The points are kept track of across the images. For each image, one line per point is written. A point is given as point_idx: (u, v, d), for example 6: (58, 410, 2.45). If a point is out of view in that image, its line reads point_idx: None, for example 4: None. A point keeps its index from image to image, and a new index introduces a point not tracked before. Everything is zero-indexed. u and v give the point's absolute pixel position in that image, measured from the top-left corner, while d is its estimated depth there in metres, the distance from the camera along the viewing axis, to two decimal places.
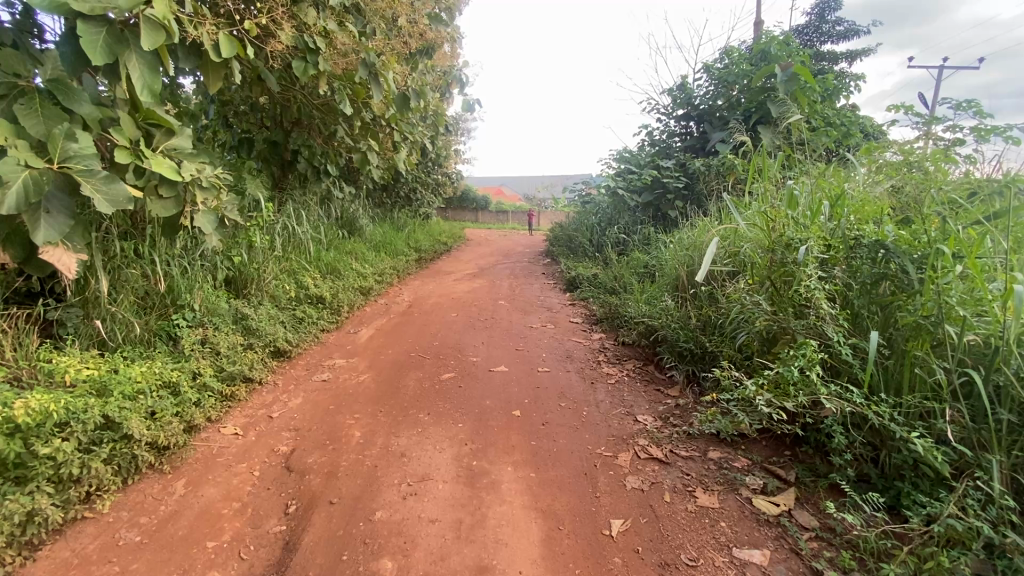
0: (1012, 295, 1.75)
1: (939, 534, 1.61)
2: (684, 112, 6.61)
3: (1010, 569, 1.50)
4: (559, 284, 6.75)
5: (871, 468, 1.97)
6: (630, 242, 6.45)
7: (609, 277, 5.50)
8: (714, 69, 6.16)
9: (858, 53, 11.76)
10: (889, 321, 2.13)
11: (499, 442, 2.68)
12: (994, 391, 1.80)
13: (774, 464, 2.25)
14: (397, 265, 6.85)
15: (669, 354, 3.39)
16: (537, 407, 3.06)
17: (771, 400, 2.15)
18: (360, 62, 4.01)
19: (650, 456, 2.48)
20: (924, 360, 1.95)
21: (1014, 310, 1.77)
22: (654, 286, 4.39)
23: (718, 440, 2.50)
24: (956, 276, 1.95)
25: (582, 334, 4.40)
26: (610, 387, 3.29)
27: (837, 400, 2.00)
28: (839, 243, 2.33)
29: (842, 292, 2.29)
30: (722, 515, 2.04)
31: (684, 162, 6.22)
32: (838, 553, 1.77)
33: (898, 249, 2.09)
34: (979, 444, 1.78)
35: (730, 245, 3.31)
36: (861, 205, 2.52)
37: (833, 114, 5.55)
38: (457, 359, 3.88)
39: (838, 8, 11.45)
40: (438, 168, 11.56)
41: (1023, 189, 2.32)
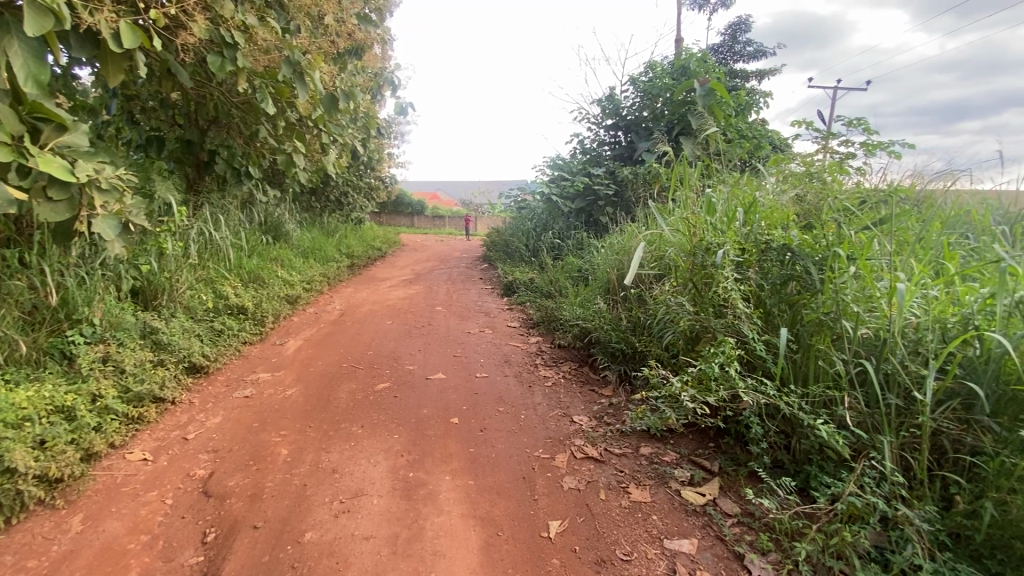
0: (896, 292, 1.97)
1: (842, 512, 1.77)
2: (613, 122, 6.87)
3: (902, 538, 1.69)
4: (496, 288, 6.78)
5: (784, 455, 2.13)
6: (564, 247, 6.61)
7: (545, 281, 5.58)
8: (640, 82, 6.46)
9: (767, 72, 12.75)
10: (796, 317, 2.31)
11: (438, 451, 2.64)
12: (884, 378, 2.00)
13: (700, 456, 2.38)
14: (328, 272, 6.57)
15: (603, 355, 3.49)
16: (475, 413, 3.04)
17: (694, 395, 2.25)
18: (283, 59, 3.84)
19: (586, 456, 2.53)
20: (826, 352, 2.14)
21: (898, 305, 1.98)
22: (587, 289, 4.52)
23: (650, 437, 2.60)
24: (850, 276, 2.17)
25: (519, 338, 4.43)
26: (547, 390, 3.34)
27: (753, 393, 2.14)
28: (752, 246, 2.51)
29: (756, 293, 2.46)
30: (653, 508, 2.12)
31: (614, 170, 6.47)
32: (757, 536, 1.90)
33: (802, 253, 2.29)
34: (875, 427, 1.96)
35: (655, 249, 3.48)
36: (770, 211, 2.71)
37: (746, 128, 6.00)
38: (392, 368, 3.78)
39: (749, 31, 12.40)
40: (371, 172, 11.26)
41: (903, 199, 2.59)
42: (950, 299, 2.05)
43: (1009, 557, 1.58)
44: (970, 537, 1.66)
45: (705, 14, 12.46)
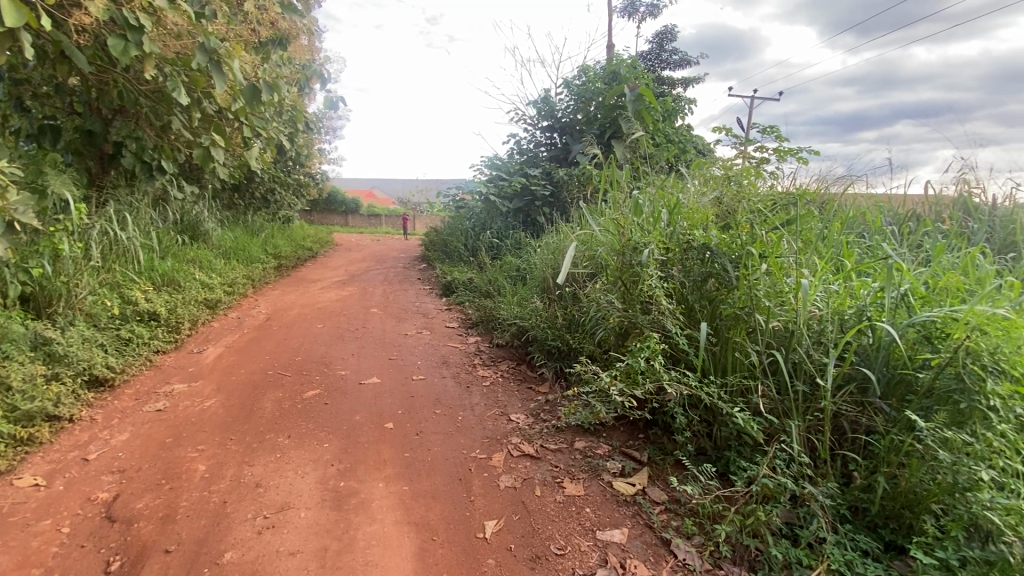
0: (802, 287, 2.13)
1: (757, 493, 1.89)
2: (549, 124, 6.98)
3: (808, 514, 1.83)
4: (434, 288, 6.69)
5: (706, 442, 2.25)
6: (502, 246, 6.64)
7: (484, 281, 5.57)
8: (573, 85, 6.61)
9: (691, 81, 13.47)
10: (715, 312, 2.44)
11: (371, 458, 2.56)
12: (792, 366, 2.16)
13: (631, 447, 2.46)
14: (253, 274, 6.20)
15: (540, 353, 3.53)
16: (411, 417, 2.98)
17: (623, 389, 2.33)
18: (198, 46, 3.53)
19: (522, 453, 2.56)
20: (741, 344, 2.28)
21: (803, 299, 2.14)
22: (524, 288, 4.58)
23: (584, 432, 2.65)
24: (762, 273, 2.33)
25: (457, 338, 4.41)
26: (485, 389, 3.34)
27: (677, 384, 2.25)
28: (674, 246, 2.64)
29: (678, 290, 2.58)
30: (586, 501, 2.17)
31: (550, 171, 6.58)
32: (682, 521, 2.00)
33: (720, 252, 2.43)
34: (785, 412, 2.11)
35: (587, 249, 3.57)
36: (692, 212, 2.86)
37: (673, 133, 6.31)
38: (323, 373, 3.63)
39: (675, 40, 13.02)
40: (299, 168, 10.74)
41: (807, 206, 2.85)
42: (847, 293, 2.25)
43: (899, 525, 1.76)
44: (867, 509, 1.83)
45: (634, 22, 12.94)
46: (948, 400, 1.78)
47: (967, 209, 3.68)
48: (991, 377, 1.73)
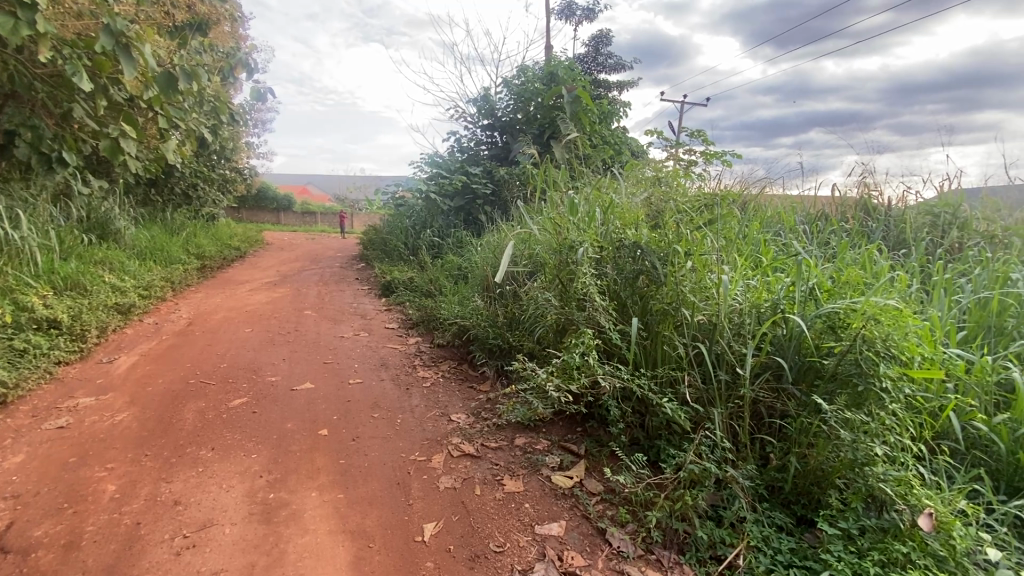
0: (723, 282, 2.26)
1: (685, 478, 1.99)
2: (489, 122, 6.98)
3: (731, 495, 1.95)
4: (373, 289, 6.52)
5: (638, 432, 2.34)
6: (443, 245, 6.57)
7: (424, 280, 5.48)
8: (513, 85, 6.64)
9: (626, 84, 13.93)
10: (645, 308, 2.54)
11: (303, 467, 2.46)
12: (716, 357, 2.29)
13: (569, 441, 2.52)
14: (172, 275, 5.76)
15: (480, 352, 3.53)
16: (347, 422, 2.89)
17: (559, 384, 2.37)
18: (101, 27, 3.21)
19: (462, 453, 2.55)
20: (670, 338, 2.38)
21: (725, 294, 2.28)
22: (465, 287, 4.55)
23: (524, 428, 2.68)
24: (688, 269, 2.46)
25: (397, 339, 4.32)
26: (425, 391, 3.29)
27: (610, 378, 2.32)
28: (608, 244, 2.72)
29: (611, 287, 2.66)
30: (525, 497, 2.20)
31: (490, 170, 6.59)
32: (617, 510, 2.07)
33: (650, 250, 2.54)
34: (709, 401, 2.23)
35: (526, 248, 3.61)
36: (624, 212, 2.96)
37: (609, 135, 6.51)
38: (251, 380, 3.43)
39: (610, 44, 13.40)
40: (224, 162, 10.09)
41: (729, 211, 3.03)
42: (764, 287, 2.42)
43: (809, 500, 1.92)
44: (782, 487, 1.97)
45: (571, 24, 13.19)
46: (849, 383, 1.95)
47: (866, 209, 4.06)
48: (883, 361, 1.91)
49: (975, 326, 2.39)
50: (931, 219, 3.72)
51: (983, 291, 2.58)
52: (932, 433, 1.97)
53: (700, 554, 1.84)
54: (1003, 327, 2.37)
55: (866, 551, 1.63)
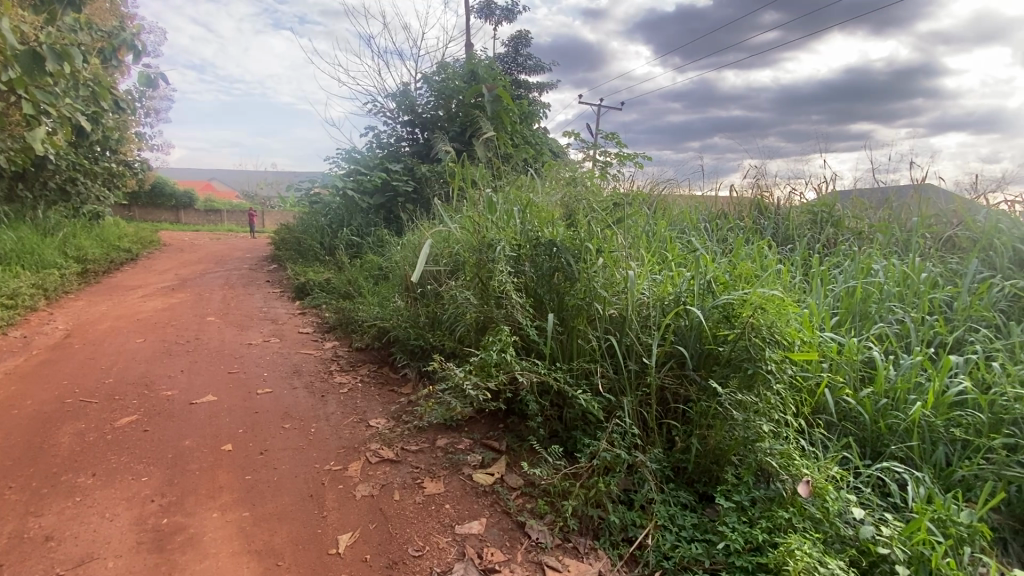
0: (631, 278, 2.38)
1: (599, 466, 2.07)
2: (409, 119, 6.82)
3: (640, 478, 2.06)
4: (285, 291, 6.15)
5: (557, 424, 2.39)
6: (362, 245, 6.34)
7: (341, 281, 5.26)
8: (433, 81, 6.55)
9: (547, 86, 14.25)
10: (560, 303, 2.60)
11: (204, 487, 2.27)
12: (626, 348, 2.40)
13: (490, 438, 2.53)
14: (44, 281, 5.08)
15: (401, 354, 3.44)
16: (254, 435, 2.70)
17: (477, 382, 2.37)
18: None
19: (381, 459, 2.47)
20: (584, 331, 2.46)
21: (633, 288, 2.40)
22: (384, 288, 4.42)
23: (445, 428, 2.66)
24: (598, 266, 2.57)
25: (311, 344, 4.11)
26: (342, 397, 3.16)
27: (527, 373, 2.35)
28: (525, 242, 2.76)
29: (527, 284, 2.68)
30: (445, 498, 2.18)
31: (411, 167, 6.46)
32: (536, 503, 2.11)
33: (564, 248, 2.59)
34: (621, 390, 2.34)
35: (446, 246, 3.58)
36: (540, 211, 3.03)
37: (529, 135, 6.61)
38: (143, 396, 3.11)
39: (530, 45, 13.60)
40: (109, 154, 9.04)
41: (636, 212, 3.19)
42: (668, 282, 2.58)
43: (709, 477, 2.07)
44: (685, 468, 2.11)
45: (491, 24, 13.26)
46: (741, 367, 2.13)
47: (759, 208, 4.45)
48: (768, 346, 2.11)
49: (845, 312, 2.70)
50: (813, 216, 4.15)
51: (851, 280, 2.92)
52: (811, 409, 2.20)
53: (613, 537, 1.92)
54: (867, 312, 2.70)
55: (756, 519, 1.79)
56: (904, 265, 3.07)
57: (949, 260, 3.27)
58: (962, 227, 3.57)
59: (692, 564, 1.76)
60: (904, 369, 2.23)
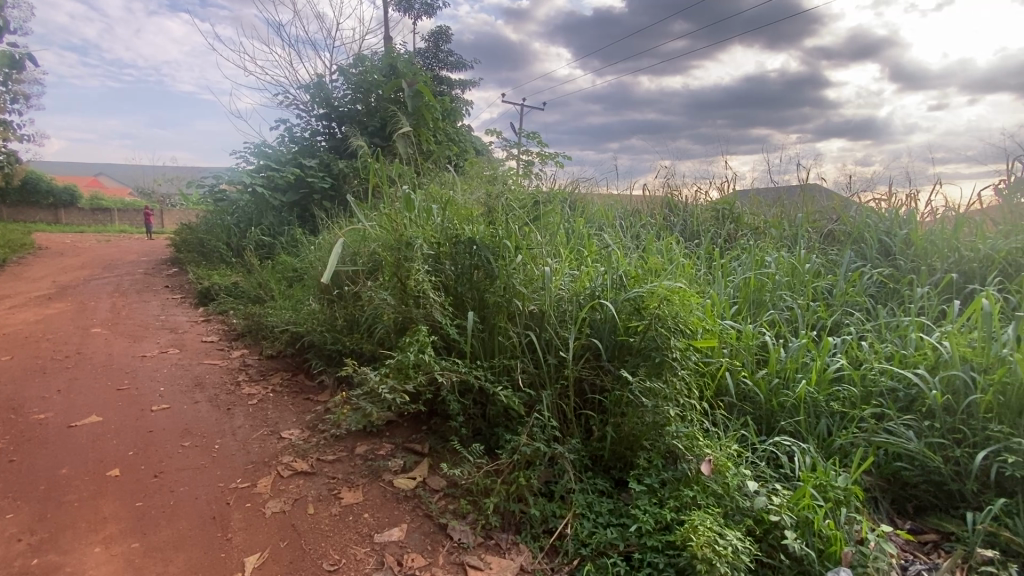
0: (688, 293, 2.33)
1: (520, 461, 2.08)
2: (324, 112, 6.50)
3: (560, 469, 2.10)
4: (187, 297, 5.64)
5: (479, 422, 2.38)
6: (274, 245, 5.96)
7: (250, 284, 4.91)
8: (349, 74, 6.29)
9: (469, 84, 14.16)
10: (480, 301, 2.58)
11: (84, 519, 2.02)
12: (546, 343, 2.44)
13: (413, 441, 2.47)
14: None
15: (317, 359, 3.27)
16: (148, 457, 2.45)
17: (393, 385, 2.30)
18: None
19: (294, 472, 2.34)
20: (504, 328, 2.47)
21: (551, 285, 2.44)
22: (299, 290, 4.18)
23: (365, 434, 2.55)
24: (517, 263, 2.58)
25: (217, 354, 3.79)
26: (251, 409, 2.95)
27: (447, 372, 2.31)
28: (443, 240, 2.71)
29: (446, 283, 2.63)
30: (364, 506, 2.10)
31: (328, 163, 6.16)
32: (458, 503, 2.09)
33: (483, 245, 2.57)
34: (541, 384, 2.37)
35: (362, 245, 3.44)
36: (459, 209, 2.99)
37: (452, 132, 6.53)
38: (8, 422, 2.72)
39: (451, 42, 13.45)
40: None
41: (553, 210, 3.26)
42: (584, 277, 2.66)
43: (624, 463, 2.16)
44: (602, 455, 2.19)
45: (410, 18, 12.95)
46: (650, 357, 2.23)
47: (669, 207, 4.72)
48: (674, 336, 2.23)
49: (743, 301, 2.93)
50: (716, 214, 4.46)
51: (748, 272, 3.18)
52: (714, 392, 2.36)
53: (535, 530, 1.95)
54: (762, 301, 2.94)
55: (665, 499, 1.89)
56: (792, 258, 3.39)
57: (829, 252, 3.64)
58: (838, 223, 4.00)
59: (608, 549, 1.82)
60: (793, 352, 2.45)
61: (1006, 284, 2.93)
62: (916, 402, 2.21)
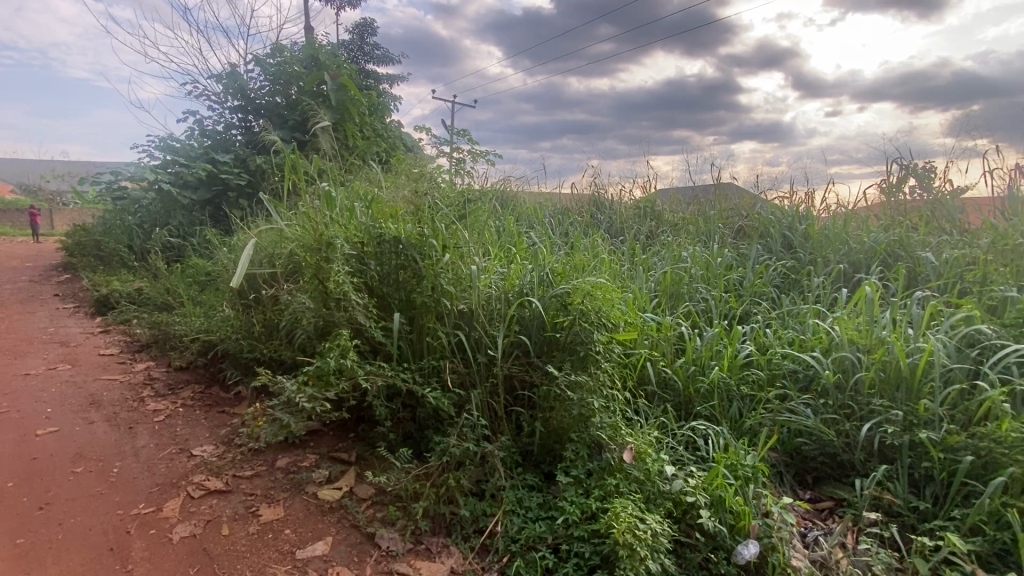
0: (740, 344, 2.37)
1: (451, 462, 2.06)
2: (239, 104, 6.08)
3: (491, 468, 2.10)
4: (81, 305, 5.08)
5: (409, 426, 2.33)
6: (185, 246, 5.52)
7: (157, 290, 4.50)
8: (266, 64, 5.92)
9: (397, 79, 13.81)
10: (408, 302, 2.51)
11: None
12: (476, 342, 2.42)
13: (339, 450, 2.37)
14: None
15: (233, 368, 3.06)
16: (32, 488, 2.18)
17: (313, 394, 2.19)
18: None
19: (206, 491, 2.17)
20: (432, 329, 2.43)
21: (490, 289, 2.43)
22: (212, 295, 3.89)
23: (286, 446, 2.42)
24: (443, 262, 2.54)
25: (117, 368, 3.44)
26: (157, 426, 2.70)
27: (371, 377, 2.23)
28: (367, 239, 2.61)
29: (370, 284, 2.55)
30: (286, 522, 1.99)
31: (244, 158, 5.78)
32: (386, 510, 2.03)
33: (409, 244, 2.50)
34: (471, 383, 2.36)
35: (281, 246, 3.25)
36: (384, 207, 2.90)
37: (380, 127, 6.35)
38: None
39: (377, 35, 13.06)
40: None
41: (480, 207, 3.24)
42: (513, 275, 2.67)
43: (553, 457, 2.20)
44: (532, 451, 2.22)
45: (333, 8, 12.42)
46: (576, 351, 2.29)
47: (596, 204, 4.87)
48: (597, 330, 2.29)
49: (664, 294, 3.08)
50: (639, 211, 4.66)
51: (668, 267, 3.34)
52: (637, 382, 2.46)
53: (465, 531, 1.94)
54: (680, 293, 3.11)
55: (591, 489, 1.95)
56: (707, 253, 3.60)
57: (739, 246, 3.91)
58: (748, 219, 4.30)
59: (537, 543, 1.85)
60: (708, 341, 2.60)
61: (886, 272, 3.28)
62: (813, 382, 2.42)
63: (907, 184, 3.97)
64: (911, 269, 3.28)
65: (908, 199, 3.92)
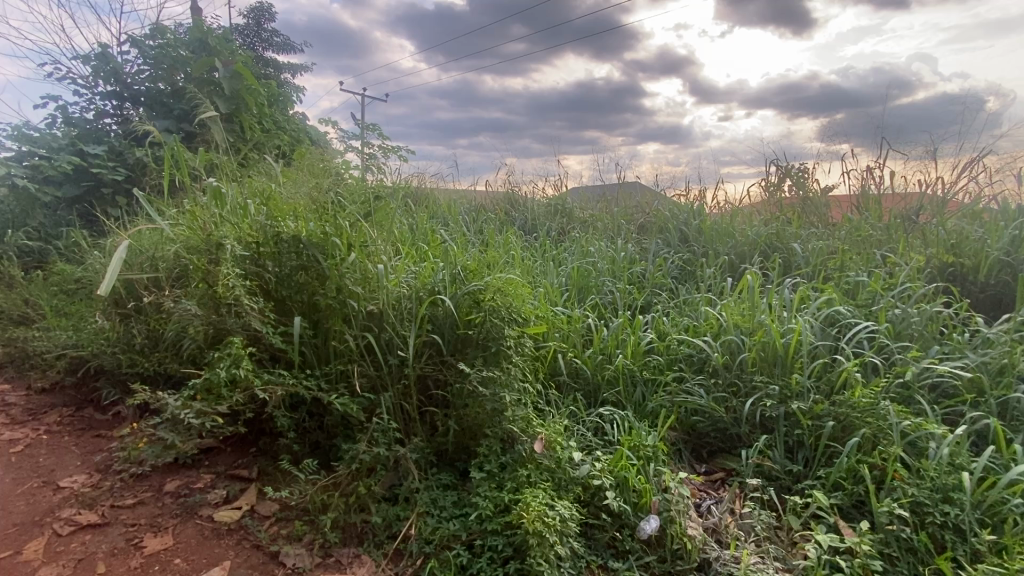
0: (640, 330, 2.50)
1: (361, 468, 1.99)
2: (112, 90, 5.41)
3: (404, 470, 2.06)
4: None
5: (316, 435, 2.22)
6: (48, 250, 4.82)
7: (12, 301, 3.89)
8: (144, 45, 5.31)
9: (300, 69, 13.03)
10: (311, 304, 2.39)
11: None
12: (385, 343, 2.36)
13: (238, 467, 2.21)
14: None
15: (109, 387, 2.73)
16: None
17: (202, 409, 2.00)
18: None
19: (77, 527, 1.92)
20: (339, 332, 2.33)
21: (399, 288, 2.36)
22: (82, 305, 3.43)
23: (176, 467, 2.20)
24: (349, 262, 2.43)
25: None
26: (13, 460, 2.34)
27: (270, 386, 2.09)
28: (262, 239, 2.40)
29: (267, 287, 2.38)
30: (175, 551, 1.82)
31: (120, 151, 5.16)
32: (292, 526, 1.92)
33: (310, 243, 2.35)
34: (381, 385, 2.29)
35: (165, 248, 2.94)
36: (280, 203, 2.69)
37: (280, 120, 5.96)
38: None
39: (276, 21, 12.21)
40: None
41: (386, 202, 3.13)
42: (423, 274, 2.63)
43: (468, 453, 2.20)
44: (446, 449, 2.21)
45: None
46: (488, 347, 2.30)
47: (509, 202, 4.94)
48: (508, 325, 2.32)
49: (573, 288, 3.19)
50: (550, 209, 4.80)
51: (577, 262, 3.48)
52: (547, 373, 2.54)
53: (379, 538, 1.90)
54: (588, 286, 3.24)
55: (504, 481, 1.98)
56: (613, 248, 3.80)
57: (642, 241, 4.17)
58: (649, 215, 4.59)
59: (451, 541, 1.85)
60: (614, 331, 2.73)
61: (765, 262, 3.66)
62: (705, 364, 2.64)
63: (783, 183, 4.44)
64: (785, 259, 3.68)
65: (783, 197, 4.39)
